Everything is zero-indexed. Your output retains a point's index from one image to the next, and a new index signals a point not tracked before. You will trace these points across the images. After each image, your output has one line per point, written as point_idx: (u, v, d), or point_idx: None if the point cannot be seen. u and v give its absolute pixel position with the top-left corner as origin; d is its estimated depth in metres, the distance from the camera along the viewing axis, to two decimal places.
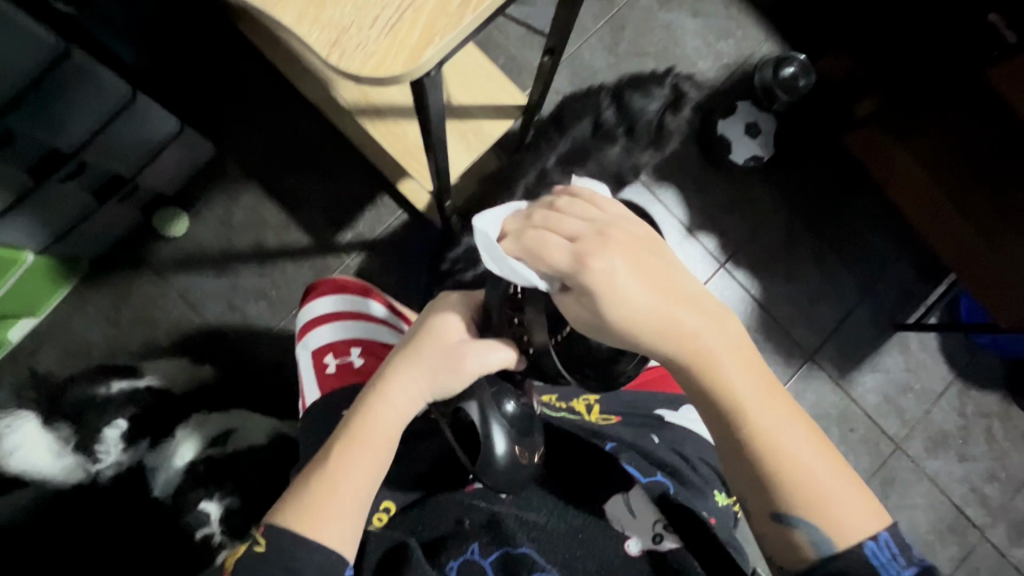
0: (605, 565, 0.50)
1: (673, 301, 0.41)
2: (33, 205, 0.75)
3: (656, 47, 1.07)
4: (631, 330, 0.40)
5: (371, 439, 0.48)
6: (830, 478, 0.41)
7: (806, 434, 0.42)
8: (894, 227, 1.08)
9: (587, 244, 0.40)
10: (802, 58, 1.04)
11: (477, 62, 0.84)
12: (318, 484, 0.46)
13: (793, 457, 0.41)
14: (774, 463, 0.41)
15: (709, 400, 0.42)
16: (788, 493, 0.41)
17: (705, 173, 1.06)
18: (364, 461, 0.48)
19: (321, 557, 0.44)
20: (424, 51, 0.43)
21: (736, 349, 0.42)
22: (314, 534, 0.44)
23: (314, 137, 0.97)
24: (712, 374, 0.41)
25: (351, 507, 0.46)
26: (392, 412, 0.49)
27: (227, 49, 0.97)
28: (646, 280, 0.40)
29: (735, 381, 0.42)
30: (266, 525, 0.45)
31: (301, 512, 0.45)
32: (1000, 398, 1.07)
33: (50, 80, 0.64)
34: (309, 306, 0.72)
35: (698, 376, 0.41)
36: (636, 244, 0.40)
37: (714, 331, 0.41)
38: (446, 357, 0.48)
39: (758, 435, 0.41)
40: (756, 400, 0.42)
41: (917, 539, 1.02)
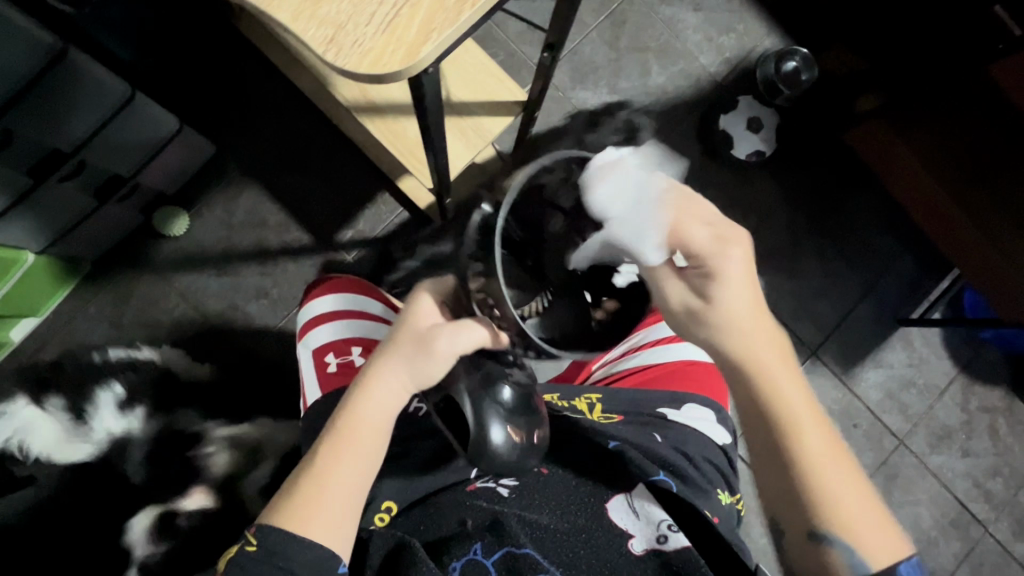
0: (609, 564, 0.49)
1: (758, 317, 0.44)
2: (34, 206, 0.74)
3: (657, 41, 1.06)
4: (716, 325, 0.43)
5: (358, 434, 0.48)
6: (866, 505, 0.43)
7: (848, 463, 0.44)
8: (897, 222, 1.08)
9: (709, 251, 0.43)
10: (803, 53, 1.04)
11: (476, 58, 0.83)
12: (308, 481, 0.46)
13: (836, 476, 0.43)
14: (816, 477, 0.43)
15: (762, 410, 0.44)
16: (828, 511, 0.42)
17: (707, 169, 1.05)
18: (353, 457, 0.48)
19: (313, 554, 0.44)
20: (421, 47, 0.42)
21: (794, 368, 0.45)
22: (305, 530, 0.44)
23: (314, 135, 0.97)
24: (772, 385, 0.43)
25: (340, 503, 0.46)
26: (375, 408, 0.49)
27: (226, 46, 0.96)
28: (743, 292, 0.43)
29: (792, 395, 0.44)
30: (258, 525, 0.45)
31: (292, 510, 0.45)
32: (1004, 393, 1.07)
33: (49, 80, 0.63)
34: (313, 304, 0.73)
35: (760, 385, 0.44)
36: (747, 265, 0.44)
37: (776, 349, 0.44)
38: (420, 345, 0.49)
39: (808, 449, 0.43)
40: (809, 417, 0.44)
41: (920, 535, 1.02)
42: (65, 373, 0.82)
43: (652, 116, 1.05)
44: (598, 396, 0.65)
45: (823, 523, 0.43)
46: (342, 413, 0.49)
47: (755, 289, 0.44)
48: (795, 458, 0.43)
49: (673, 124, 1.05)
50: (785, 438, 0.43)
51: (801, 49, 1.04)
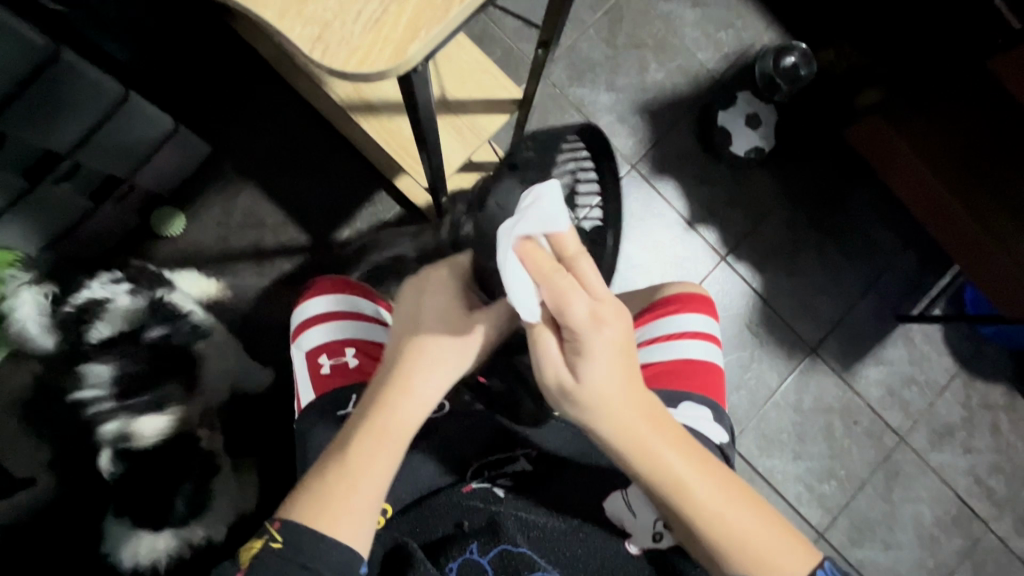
0: (607, 564, 0.49)
1: (631, 387, 0.44)
2: (27, 206, 0.75)
3: (654, 37, 1.05)
4: (596, 405, 0.43)
5: (401, 432, 0.45)
6: (772, 531, 0.43)
7: (743, 500, 0.44)
8: (897, 218, 1.07)
9: (593, 319, 0.42)
10: (802, 48, 1.03)
11: (471, 56, 0.82)
12: (337, 479, 0.43)
13: (735, 518, 0.43)
14: (716, 530, 0.43)
15: (657, 486, 0.44)
16: (732, 556, 0.43)
17: (705, 165, 1.04)
18: (384, 458, 0.44)
19: (341, 555, 0.41)
20: (409, 45, 0.42)
21: (666, 429, 0.44)
22: (334, 532, 0.41)
23: (309, 135, 0.96)
24: (653, 458, 0.43)
25: (373, 504, 0.43)
26: (416, 405, 0.45)
27: (220, 46, 0.96)
28: (611, 364, 0.43)
29: (672, 461, 0.44)
30: (283, 521, 0.42)
31: (321, 510, 0.42)
32: (1005, 390, 1.06)
33: (42, 83, 0.63)
34: (306, 305, 0.72)
35: (635, 457, 0.44)
36: (616, 337, 0.43)
37: (648, 419, 0.44)
38: (462, 327, 0.48)
39: (700, 508, 0.43)
40: (694, 473, 0.44)
41: (921, 532, 1.02)
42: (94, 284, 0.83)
43: (651, 113, 1.04)
44: None
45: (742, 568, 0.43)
46: (378, 408, 0.45)
47: (626, 358, 0.43)
48: (693, 519, 0.43)
49: (671, 121, 1.04)
50: (681, 505, 0.43)
51: (800, 44, 1.03)
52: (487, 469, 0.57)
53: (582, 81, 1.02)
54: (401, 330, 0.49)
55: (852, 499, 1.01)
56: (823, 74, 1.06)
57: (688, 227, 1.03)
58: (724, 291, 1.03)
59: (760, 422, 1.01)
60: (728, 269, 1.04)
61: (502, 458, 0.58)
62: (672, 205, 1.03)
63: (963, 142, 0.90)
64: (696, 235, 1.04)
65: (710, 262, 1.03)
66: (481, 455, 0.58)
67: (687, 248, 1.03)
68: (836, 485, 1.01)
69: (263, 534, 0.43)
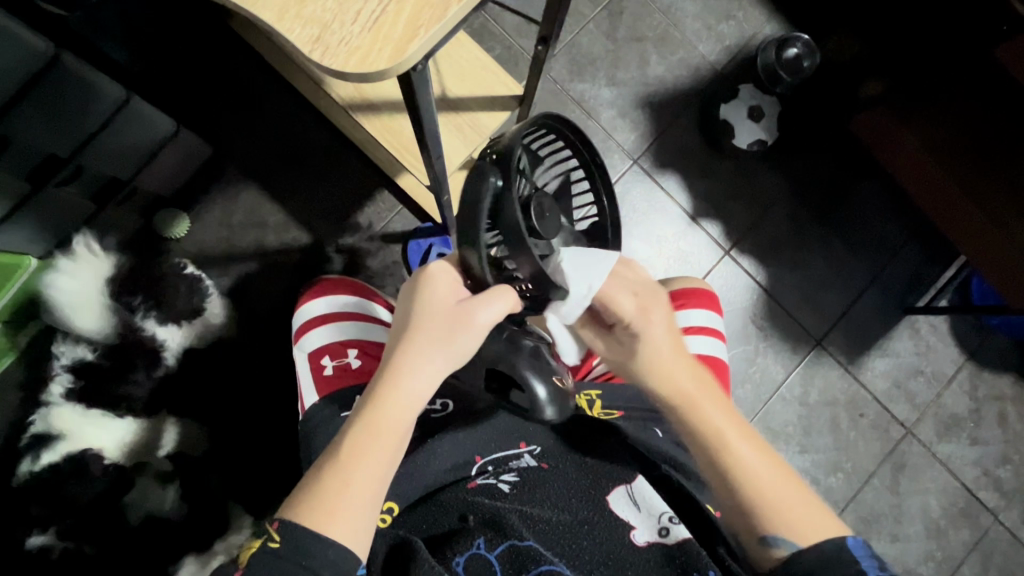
0: (612, 554, 0.48)
1: (678, 356, 0.52)
2: (35, 208, 0.75)
3: (655, 31, 1.04)
4: (651, 367, 0.51)
5: (396, 422, 0.45)
6: (802, 500, 0.45)
7: (772, 463, 0.47)
8: (903, 209, 1.07)
9: (646, 298, 0.52)
10: (805, 38, 1.02)
11: (470, 53, 0.82)
12: (332, 475, 0.43)
13: (765, 476, 0.46)
14: (750, 483, 0.45)
15: (695, 433, 0.48)
16: (761, 511, 0.44)
17: (707, 158, 1.04)
18: (378, 450, 0.44)
19: (336, 554, 0.40)
20: (409, 44, 0.42)
21: (714, 391, 0.51)
22: (329, 529, 0.41)
23: (311, 135, 0.96)
24: (694, 408, 0.49)
25: (369, 499, 0.43)
26: (408, 396, 0.45)
27: (221, 47, 0.95)
28: (669, 338, 0.52)
29: (719, 417, 0.49)
30: (281, 520, 0.41)
31: (317, 507, 0.41)
32: (1012, 380, 1.06)
33: (45, 87, 0.63)
34: (306, 307, 0.73)
35: (686, 408, 0.49)
36: (667, 317, 0.53)
37: (694, 380, 0.51)
38: (455, 322, 0.46)
39: (735, 459, 0.46)
40: (732, 430, 0.48)
41: (929, 524, 1.01)
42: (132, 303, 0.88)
43: (652, 107, 1.03)
44: (598, 391, 0.62)
45: (766, 525, 0.44)
46: (371, 400, 0.45)
47: (673, 335, 0.52)
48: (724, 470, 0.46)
49: (673, 115, 1.04)
50: (716, 452, 0.47)
51: (803, 35, 1.02)
52: (491, 466, 0.57)
53: (582, 77, 1.02)
54: (392, 330, 0.48)
55: (859, 492, 1.01)
56: (826, 65, 1.05)
57: (690, 221, 1.03)
58: (728, 285, 1.03)
59: (765, 416, 1.01)
60: (732, 263, 1.03)
61: (507, 453, 0.58)
62: (675, 199, 1.03)
63: (968, 132, 0.89)
64: (699, 229, 1.03)
65: (712, 256, 1.03)
66: (485, 452, 0.58)
67: (690, 243, 1.03)
68: (843, 478, 1.01)
69: (263, 535, 0.42)
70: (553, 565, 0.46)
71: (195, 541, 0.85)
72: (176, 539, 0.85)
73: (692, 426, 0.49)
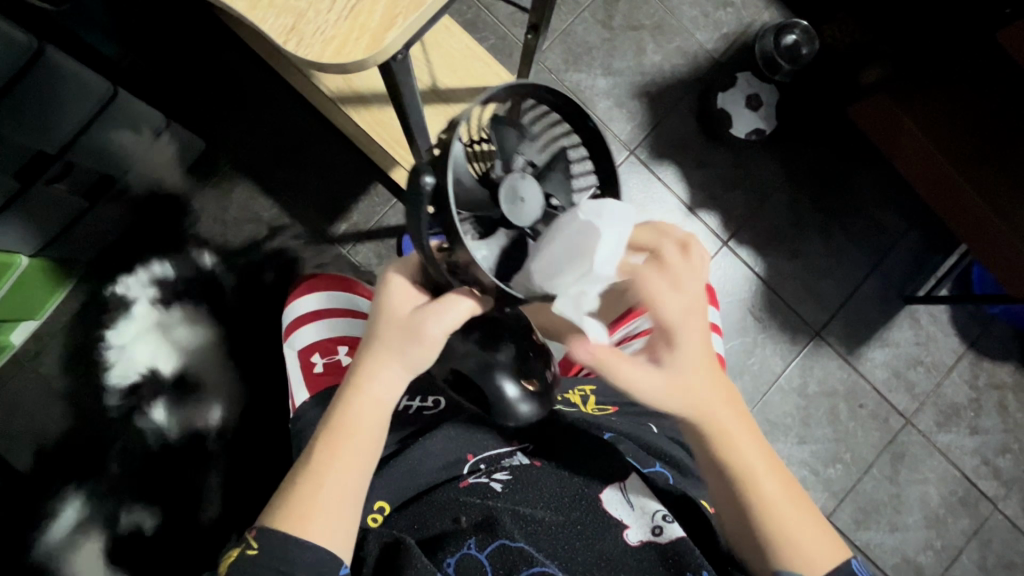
0: (605, 554, 0.48)
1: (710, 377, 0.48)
2: (22, 208, 0.73)
3: (652, 18, 1.03)
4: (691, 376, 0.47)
5: (356, 431, 0.46)
6: (818, 537, 0.46)
7: (795, 501, 0.47)
8: (903, 197, 1.05)
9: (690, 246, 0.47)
10: (803, 25, 1.01)
11: (462, 43, 0.81)
12: (301, 484, 0.45)
13: (785, 509, 0.46)
14: (773, 527, 0.45)
15: (726, 472, 0.47)
16: (780, 555, 0.45)
17: (705, 148, 1.03)
18: (344, 462, 0.45)
19: (314, 557, 0.43)
20: (385, 34, 0.41)
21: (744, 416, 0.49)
22: (306, 533, 0.43)
23: (302, 129, 0.95)
24: (727, 443, 0.47)
25: (341, 503, 0.45)
26: (366, 409, 0.46)
27: (209, 38, 0.94)
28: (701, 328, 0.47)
29: (750, 456, 0.47)
30: (259, 528, 0.44)
31: (291, 513, 0.44)
32: (1013, 369, 1.05)
33: (32, 81, 0.63)
34: (298, 303, 0.73)
35: (716, 447, 0.47)
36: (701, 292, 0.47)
37: (726, 408, 0.48)
38: (404, 333, 0.45)
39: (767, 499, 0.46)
40: (759, 460, 0.47)
41: (928, 514, 1.01)
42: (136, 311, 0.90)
43: (649, 96, 1.02)
44: (592, 387, 0.64)
45: (783, 565, 0.44)
46: (332, 412, 0.47)
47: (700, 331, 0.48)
48: (747, 500, 0.46)
49: (670, 104, 1.02)
50: (739, 485, 0.46)
51: (800, 21, 1.01)
52: (484, 464, 0.56)
53: (578, 66, 1.01)
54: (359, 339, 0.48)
55: (858, 482, 1.01)
56: (826, 51, 1.03)
57: (688, 212, 1.02)
58: (726, 276, 1.02)
59: (765, 408, 1.01)
60: (730, 254, 1.02)
61: (500, 452, 0.57)
62: (672, 190, 1.02)
63: (966, 119, 0.89)
64: (697, 220, 1.02)
65: (711, 247, 1.02)
66: (478, 450, 0.57)
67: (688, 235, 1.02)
68: (842, 469, 1.01)
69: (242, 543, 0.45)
70: (545, 566, 0.46)
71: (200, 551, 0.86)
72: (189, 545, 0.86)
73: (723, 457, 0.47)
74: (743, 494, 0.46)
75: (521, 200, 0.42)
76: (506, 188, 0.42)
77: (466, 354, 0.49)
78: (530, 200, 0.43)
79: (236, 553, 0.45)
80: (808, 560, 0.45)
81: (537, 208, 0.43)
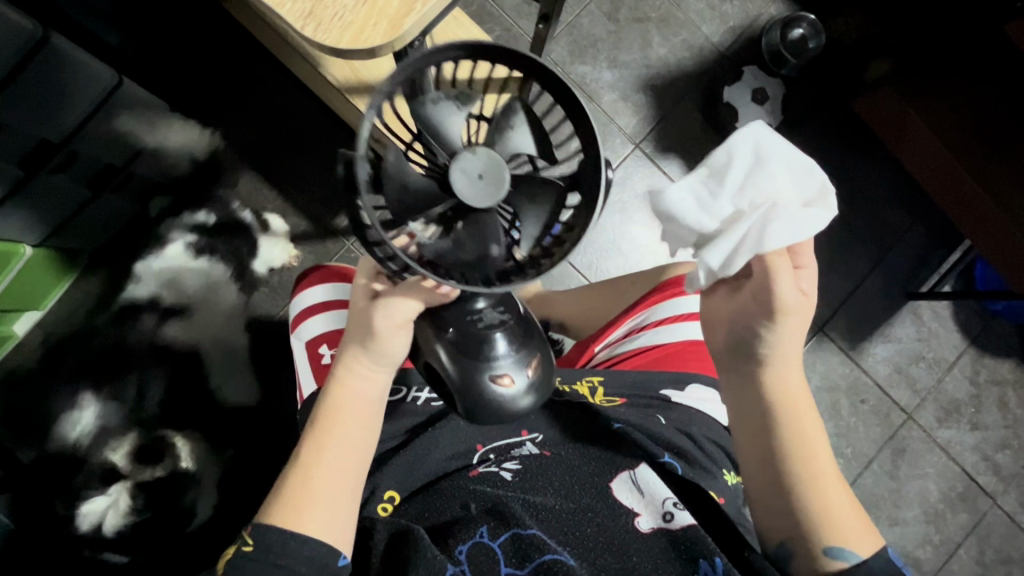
0: (615, 540, 0.49)
1: (790, 343, 0.50)
2: (24, 198, 0.72)
3: (658, 11, 1.02)
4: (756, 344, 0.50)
5: (343, 425, 0.48)
6: (859, 516, 0.47)
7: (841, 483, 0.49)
8: (907, 193, 1.05)
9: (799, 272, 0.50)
10: (811, 19, 1.01)
11: (469, 33, 0.80)
12: (297, 476, 0.46)
13: (832, 480, 0.48)
14: (821, 493, 0.47)
15: (783, 436, 0.49)
16: (820, 524, 0.46)
17: (710, 142, 1.02)
18: (335, 457, 0.47)
19: (312, 549, 0.44)
20: (404, 20, 0.42)
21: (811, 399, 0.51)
22: (302, 525, 0.44)
23: (307, 118, 0.95)
24: (792, 410, 0.49)
25: (336, 498, 0.46)
26: (349, 405, 0.48)
27: (213, 27, 0.93)
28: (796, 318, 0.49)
29: (810, 425, 0.49)
30: (254, 524, 0.45)
31: (284, 506, 0.45)
32: (1014, 365, 1.06)
33: (35, 69, 0.61)
34: (303, 294, 0.72)
35: (782, 407, 0.49)
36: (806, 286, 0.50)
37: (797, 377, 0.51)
38: (369, 331, 0.47)
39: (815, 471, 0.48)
40: (813, 428, 0.50)
41: (927, 508, 1.02)
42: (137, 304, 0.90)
43: (655, 90, 1.02)
44: (600, 376, 0.62)
45: (825, 536, 0.46)
46: (318, 407, 0.49)
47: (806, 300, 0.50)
48: (797, 462, 0.48)
49: (675, 98, 1.02)
50: (793, 448, 0.48)
51: (808, 15, 1.01)
52: (492, 454, 0.57)
53: (584, 59, 1.00)
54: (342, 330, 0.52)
55: (859, 477, 1.01)
56: (833, 45, 1.03)
57: None
58: None
59: None
60: None
61: (509, 442, 0.57)
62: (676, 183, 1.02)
63: (975, 116, 0.88)
64: None
65: None
66: (486, 440, 0.58)
67: None
68: (843, 464, 1.01)
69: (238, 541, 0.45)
70: (557, 553, 0.47)
71: (211, 547, 0.85)
72: (199, 544, 0.85)
73: (777, 417, 0.49)
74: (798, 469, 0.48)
75: (480, 177, 0.39)
76: (460, 176, 0.39)
77: (442, 348, 0.47)
78: (489, 170, 0.39)
79: (231, 552, 0.45)
80: (854, 543, 0.45)
81: (500, 176, 0.39)
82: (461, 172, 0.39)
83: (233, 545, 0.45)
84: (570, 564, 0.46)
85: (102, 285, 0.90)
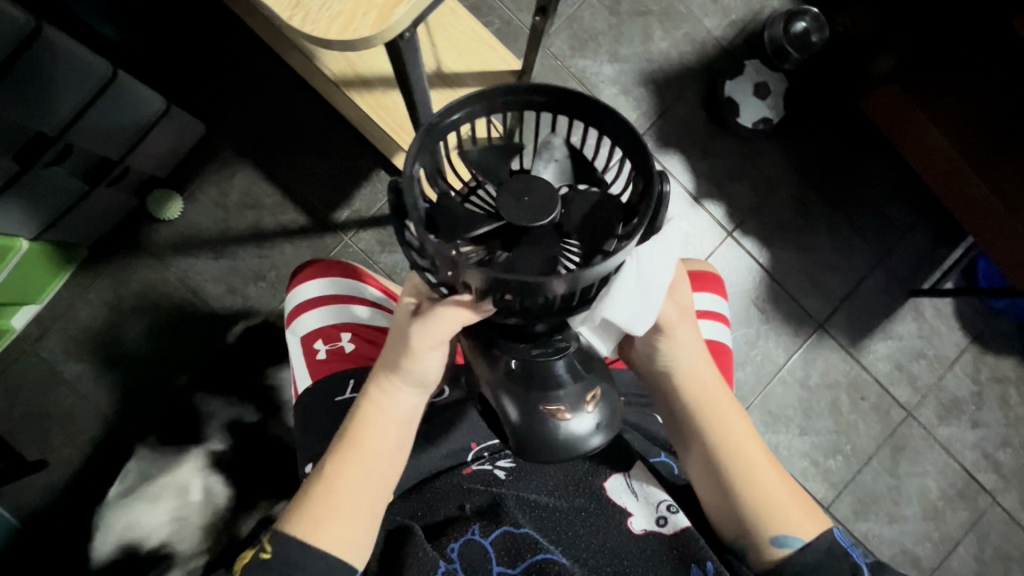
0: (608, 542, 0.50)
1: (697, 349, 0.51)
2: (19, 192, 0.72)
3: (659, 4, 1.01)
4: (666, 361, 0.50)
5: (371, 442, 0.48)
6: (799, 503, 0.48)
7: (779, 471, 0.49)
8: (911, 189, 1.04)
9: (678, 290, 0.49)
10: (813, 12, 0.98)
11: (467, 26, 0.80)
12: (319, 487, 0.47)
13: (764, 471, 0.48)
14: (758, 488, 0.47)
15: (709, 442, 0.49)
16: (761, 518, 0.47)
17: (711, 137, 1.01)
18: (358, 474, 0.47)
19: (325, 563, 0.45)
20: (394, 9, 0.41)
21: (729, 395, 0.51)
22: (319, 540, 0.45)
23: (304, 111, 0.94)
24: (712, 411, 0.50)
25: (354, 515, 0.46)
26: (383, 425, 0.48)
27: (210, 20, 0.92)
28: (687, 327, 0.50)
29: (733, 422, 0.50)
30: (274, 531, 0.46)
31: (304, 517, 0.46)
32: (1016, 363, 1.05)
33: (25, 62, 0.59)
34: (299, 288, 0.72)
35: (705, 414, 0.50)
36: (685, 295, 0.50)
37: (711, 379, 0.51)
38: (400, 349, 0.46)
39: (747, 468, 0.48)
40: (738, 423, 0.50)
41: (926, 505, 1.01)
42: (136, 298, 0.90)
43: (655, 84, 1.01)
44: None
45: (767, 529, 0.46)
46: (351, 418, 0.49)
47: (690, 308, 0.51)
48: (728, 463, 0.48)
49: (677, 92, 1.01)
50: (722, 450, 0.49)
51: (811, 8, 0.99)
52: (487, 451, 0.56)
53: (584, 53, 0.99)
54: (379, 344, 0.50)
55: (858, 474, 1.01)
56: (836, 39, 1.02)
57: (694, 202, 1.01)
58: (731, 265, 1.01)
59: (765, 400, 1.01)
60: (735, 244, 1.01)
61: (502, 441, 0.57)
62: (677, 179, 1.01)
63: (979, 110, 0.87)
64: (702, 210, 1.01)
65: (715, 238, 1.01)
66: (480, 439, 0.57)
67: (692, 225, 1.01)
68: (842, 460, 1.01)
69: (257, 545, 0.47)
70: (550, 554, 0.48)
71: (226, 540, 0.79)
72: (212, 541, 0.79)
73: (700, 425, 0.50)
74: (728, 468, 0.48)
75: (526, 198, 0.36)
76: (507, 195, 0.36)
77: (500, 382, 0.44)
78: (539, 194, 0.36)
79: (249, 555, 0.46)
80: (797, 531, 0.46)
81: (550, 201, 0.36)
82: (511, 200, 0.36)
83: (253, 549, 0.47)
84: (563, 564, 0.47)
85: (102, 280, 0.90)
